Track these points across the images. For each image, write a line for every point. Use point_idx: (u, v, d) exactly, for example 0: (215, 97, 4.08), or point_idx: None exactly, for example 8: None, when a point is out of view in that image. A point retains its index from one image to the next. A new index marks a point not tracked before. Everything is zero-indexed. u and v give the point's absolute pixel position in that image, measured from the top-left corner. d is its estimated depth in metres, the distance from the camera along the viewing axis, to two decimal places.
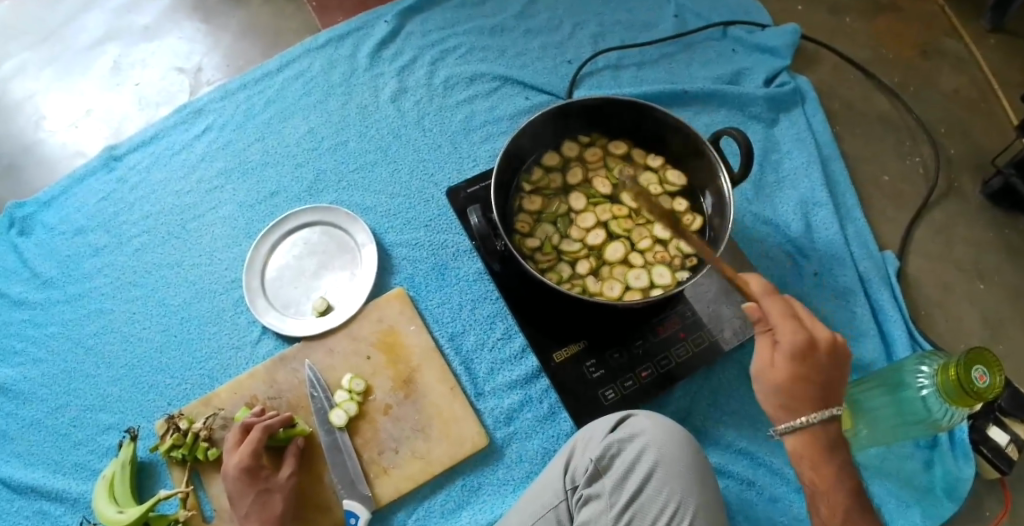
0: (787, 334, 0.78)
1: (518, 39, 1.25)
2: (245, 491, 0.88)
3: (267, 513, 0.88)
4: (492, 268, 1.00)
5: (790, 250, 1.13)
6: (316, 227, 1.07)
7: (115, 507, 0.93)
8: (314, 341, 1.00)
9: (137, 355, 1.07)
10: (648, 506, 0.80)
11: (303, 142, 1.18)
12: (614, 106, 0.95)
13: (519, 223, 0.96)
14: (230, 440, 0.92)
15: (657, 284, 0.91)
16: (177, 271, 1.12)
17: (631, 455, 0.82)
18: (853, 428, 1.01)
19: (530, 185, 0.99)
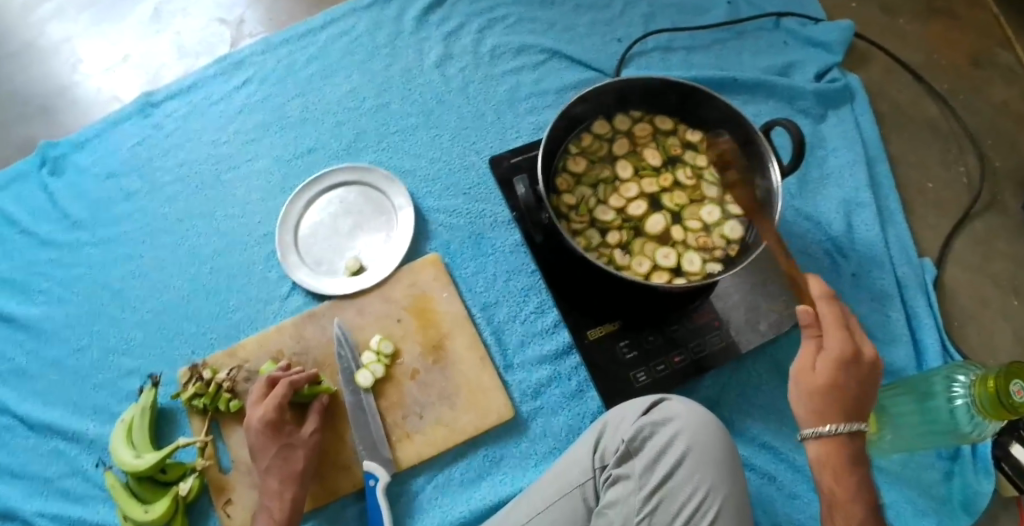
0: (835, 341, 0.76)
1: (568, 13, 1.15)
2: (267, 445, 0.87)
3: (289, 469, 0.87)
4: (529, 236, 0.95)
5: (830, 249, 1.10)
6: (353, 187, 1.03)
7: (132, 452, 0.93)
8: (346, 302, 0.97)
9: (165, 303, 1.04)
10: (678, 491, 0.79)
11: (344, 103, 1.10)
12: (678, 89, 0.93)
13: (559, 182, 0.95)
14: (255, 393, 0.91)
15: (684, 270, 0.90)
16: (211, 222, 1.07)
17: (664, 438, 0.81)
18: (877, 433, 1.01)
19: (578, 147, 0.97)
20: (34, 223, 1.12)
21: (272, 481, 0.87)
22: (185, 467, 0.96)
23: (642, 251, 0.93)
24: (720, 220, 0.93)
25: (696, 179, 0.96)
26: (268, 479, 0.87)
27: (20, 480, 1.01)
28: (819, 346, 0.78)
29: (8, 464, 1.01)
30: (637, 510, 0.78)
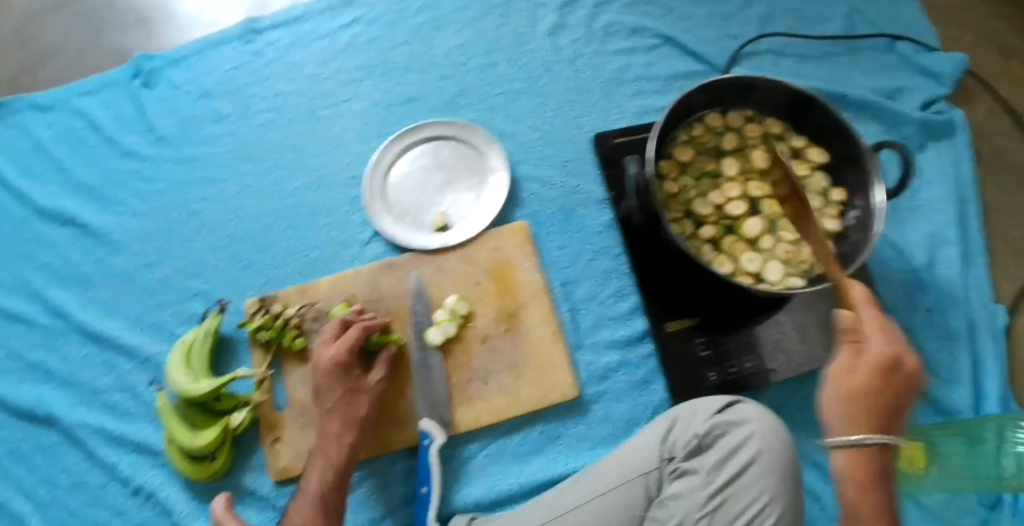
0: (879, 344, 0.68)
1: (686, 2, 1.14)
2: (333, 386, 0.87)
3: (353, 413, 0.87)
4: (621, 209, 0.96)
5: (910, 280, 1.07)
6: (449, 142, 1.02)
7: (190, 375, 0.93)
8: (428, 256, 0.97)
9: (240, 230, 1.04)
10: (743, 494, 0.77)
11: (452, 56, 1.10)
12: (810, 106, 0.92)
13: (665, 166, 0.94)
14: (326, 334, 0.91)
15: (765, 277, 0.88)
16: (298, 156, 1.07)
17: (736, 439, 0.80)
18: (923, 468, 0.98)
19: (688, 135, 0.96)
20: (118, 132, 1.13)
21: (332, 424, 0.86)
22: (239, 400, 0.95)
23: (729, 251, 0.93)
24: None
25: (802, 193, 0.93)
26: (328, 421, 0.86)
27: (69, 387, 1.02)
28: (856, 350, 0.70)
29: (59, 369, 1.03)
30: (700, 506, 0.77)
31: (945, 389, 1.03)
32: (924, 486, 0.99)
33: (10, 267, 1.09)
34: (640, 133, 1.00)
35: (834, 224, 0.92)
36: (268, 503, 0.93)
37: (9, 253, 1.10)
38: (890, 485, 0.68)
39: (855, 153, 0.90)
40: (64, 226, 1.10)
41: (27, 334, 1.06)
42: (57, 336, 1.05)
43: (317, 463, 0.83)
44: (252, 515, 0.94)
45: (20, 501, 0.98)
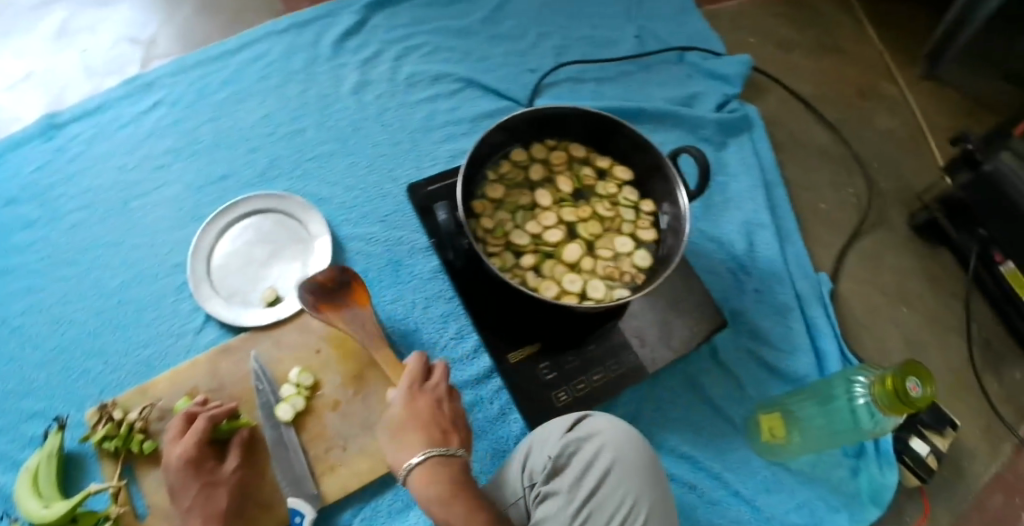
0: (404, 380, 0.89)
1: (483, 43, 1.17)
2: (188, 484, 0.84)
3: (212, 508, 0.83)
4: (446, 257, 0.97)
5: (734, 267, 1.16)
6: (269, 214, 1.01)
7: (40, 502, 0.87)
8: (263, 333, 0.95)
9: (67, 338, 0.99)
10: (605, 503, 0.82)
11: (258, 127, 1.08)
12: (607, 126, 0.97)
13: (478, 205, 0.96)
14: (171, 433, 0.87)
15: (588, 295, 0.94)
16: (117, 250, 1.03)
17: (588, 453, 0.85)
18: (785, 436, 1.05)
19: (497, 174, 0.99)
20: None
21: (194, 521, 0.82)
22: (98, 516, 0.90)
23: (552, 274, 0.96)
24: (630, 250, 0.99)
25: (614, 210, 1.01)
26: (188, 520, 0.82)
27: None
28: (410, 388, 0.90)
29: None
30: (568, 524, 0.82)
31: (786, 361, 1.10)
32: (792, 453, 1.05)
33: None
34: (453, 177, 1.00)
35: (645, 234, 1.00)
36: None
37: None
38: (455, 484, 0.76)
39: (654, 163, 0.95)
40: None
41: None
42: None
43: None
44: None
45: None
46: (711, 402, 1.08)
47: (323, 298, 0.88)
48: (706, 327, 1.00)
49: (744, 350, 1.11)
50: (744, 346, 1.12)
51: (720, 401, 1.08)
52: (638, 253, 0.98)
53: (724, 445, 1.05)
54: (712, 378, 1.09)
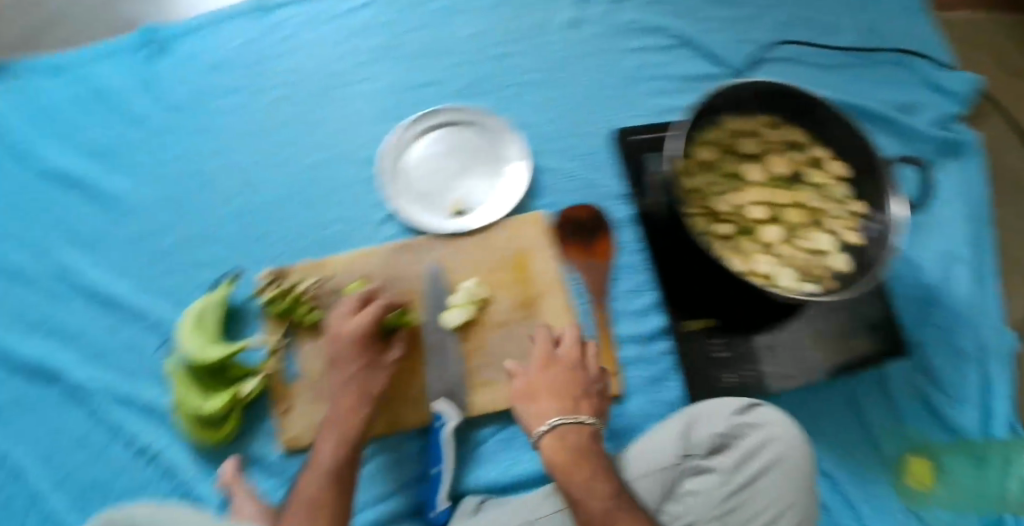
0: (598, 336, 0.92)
1: (703, 5, 1.08)
2: (348, 357, 0.85)
3: (372, 387, 0.85)
4: (642, 206, 0.95)
5: (921, 296, 1.06)
6: (472, 126, 0.97)
7: (202, 344, 0.90)
8: (443, 241, 0.93)
9: (250, 204, 0.99)
10: (763, 495, 0.80)
11: (472, 41, 1.03)
12: (827, 117, 0.93)
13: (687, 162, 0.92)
14: (342, 308, 0.88)
15: (775, 281, 0.89)
16: (312, 130, 1.00)
17: (754, 442, 0.81)
18: (930, 485, 0.99)
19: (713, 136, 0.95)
20: (130, 98, 1.08)
21: (346, 397, 0.83)
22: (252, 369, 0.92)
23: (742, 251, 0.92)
24: (829, 250, 0.92)
25: (819, 203, 0.95)
26: (343, 394, 0.84)
27: (74, 344, 1.01)
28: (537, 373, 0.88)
29: (66, 327, 1.01)
30: (716, 504, 0.80)
31: (954, 408, 1.02)
32: (933, 505, 0.98)
33: (21, 227, 1.06)
34: (667, 132, 0.97)
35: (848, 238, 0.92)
36: (279, 471, 0.94)
37: (15, 213, 1.06)
38: (586, 460, 0.78)
39: (869, 163, 0.90)
40: (71, 190, 1.06)
41: (32, 293, 1.03)
42: (63, 298, 1.03)
43: (331, 439, 0.80)
44: (263, 482, 0.93)
45: (16, 457, 0.97)
46: (864, 424, 1.02)
47: (572, 235, 0.94)
48: (884, 347, 0.97)
49: (913, 387, 1.03)
50: (914, 383, 1.03)
51: (876, 427, 1.01)
52: (837, 256, 0.91)
53: (870, 476, 0.99)
54: (873, 406, 1.02)
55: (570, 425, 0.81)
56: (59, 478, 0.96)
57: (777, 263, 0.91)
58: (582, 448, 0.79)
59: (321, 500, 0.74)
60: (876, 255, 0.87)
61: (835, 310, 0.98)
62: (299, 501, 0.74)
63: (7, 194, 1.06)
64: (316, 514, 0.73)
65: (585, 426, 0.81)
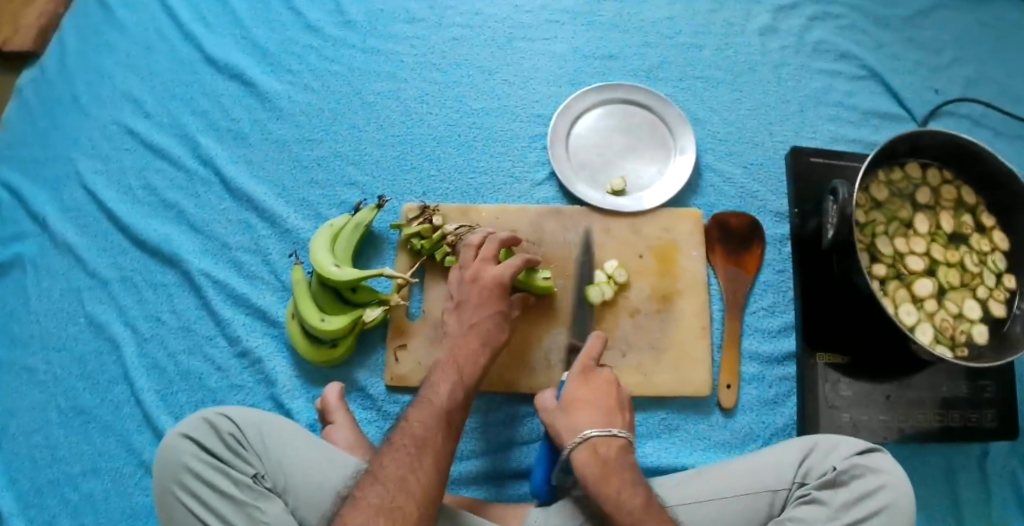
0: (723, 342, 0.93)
1: (898, 42, 1.11)
2: (476, 299, 0.84)
3: (492, 334, 0.82)
4: (803, 226, 0.95)
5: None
6: (647, 111, 1.01)
7: (333, 260, 0.88)
8: (598, 215, 0.95)
9: (413, 133, 1.02)
10: None
11: (659, 27, 1.08)
12: (1008, 187, 0.90)
13: (861, 196, 0.91)
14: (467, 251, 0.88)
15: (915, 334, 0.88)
16: (487, 78, 1.04)
17: (871, 485, 0.75)
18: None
19: (889, 177, 0.94)
20: (304, 5, 1.09)
21: (471, 340, 0.82)
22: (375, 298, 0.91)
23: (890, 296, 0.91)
24: (974, 317, 0.90)
25: (980, 268, 0.92)
26: (467, 335, 0.82)
27: (197, 233, 0.98)
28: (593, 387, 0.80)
29: (193, 215, 0.99)
30: None
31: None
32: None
33: (163, 106, 1.05)
34: (841, 161, 0.98)
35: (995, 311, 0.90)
36: (380, 407, 0.90)
37: (166, 90, 1.06)
38: (620, 472, 0.72)
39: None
40: (227, 79, 1.06)
41: (166, 172, 1.02)
42: (198, 184, 1.01)
43: (449, 379, 0.77)
44: (360, 413, 0.90)
45: (120, 330, 0.94)
46: (955, 499, 0.95)
47: (720, 238, 0.96)
48: (1008, 426, 0.92)
49: (1007, 471, 0.97)
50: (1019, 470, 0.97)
51: (965, 504, 0.95)
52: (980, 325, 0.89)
53: None
54: (976, 486, 0.96)
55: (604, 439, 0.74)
56: (155, 363, 0.93)
57: (922, 317, 0.90)
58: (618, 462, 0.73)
59: (432, 437, 0.70)
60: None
61: (961, 375, 0.93)
62: (409, 431, 0.70)
63: (162, 70, 1.07)
64: (423, 449, 0.69)
65: (616, 439, 0.74)
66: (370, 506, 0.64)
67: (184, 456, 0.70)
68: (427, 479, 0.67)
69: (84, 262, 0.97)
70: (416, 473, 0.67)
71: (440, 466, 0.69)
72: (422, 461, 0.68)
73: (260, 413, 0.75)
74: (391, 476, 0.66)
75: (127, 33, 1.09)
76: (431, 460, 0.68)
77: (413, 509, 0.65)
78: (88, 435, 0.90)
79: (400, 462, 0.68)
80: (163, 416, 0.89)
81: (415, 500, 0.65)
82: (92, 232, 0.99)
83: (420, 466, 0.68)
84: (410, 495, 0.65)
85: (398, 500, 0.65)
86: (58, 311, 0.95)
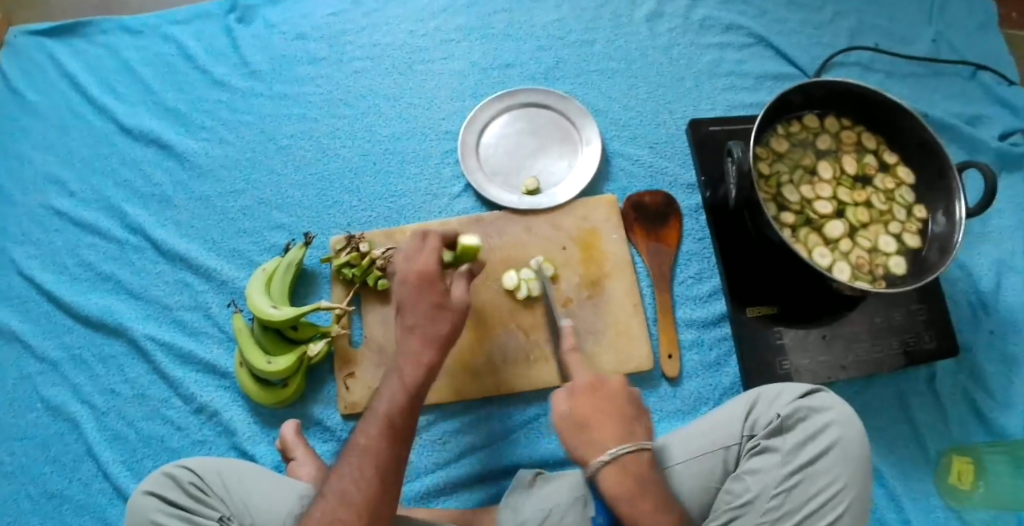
0: (661, 322, 0.96)
1: (780, 6, 1.17)
2: (418, 298, 0.79)
3: None
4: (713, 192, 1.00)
5: (974, 301, 1.03)
6: (548, 110, 1.06)
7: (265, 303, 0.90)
8: (516, 216, 0.99)
9: (330, 168, 1.05)
10: (818, 476, 0.76)
11: (550, 29, 1.13)
12: (903, 124, 0.95)
13: (762, 151, 0.96)
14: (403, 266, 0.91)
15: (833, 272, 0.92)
16: (394, 105, 1.09)
17: (815, 424, 0.78)
18: (971, 485, 0.93)
19: (788, 130, 0.99)
20: (209, 62, 1.13)
21: None
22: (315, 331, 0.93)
23: (803, 241, 0.95)
24: (889, 251, 0.94)
25: (887, 205, 0.97)
26: (408, 338, 0.78)
27: (138, 300, 1.01)
28: (600, 393, 0.75)
29: (131, 283, 1.01)
30: (777, 483, 0.77)
31: (996, 410, 0.97)
32: (974, 506, 0.93)
33: (88, 183, 1.08)
34: (736, 125, 1.03)
35: (907, 243, 0.94)
36: (339, 437, 0.92)
37: (89, 168, 1.09)
38: (652, 495, 0.70)
39: (939, 168, 0.93)
40: (146, 147, 1.09)
41: (99, 247, 1.04)
42: (132, 252, 1.03)
43: (395, 385, 0.75)
44: (321, 447, 0.92)
45: (77, 408, 0.96)
46: (911, 423, 0.98)
47: (639, 217, 1.00)
48: (942, 343, 0.95)
49: (957, 389, 0.99)
50: (966, 385, 0.99)
51: (922, 426, 0.98)
52: (894, 258, 0.93)
53: (927, 476, 0.95)
54: (930, 409, 0.99)
55: (630, 456, 0.71)
56: (116, 434, 0.94)
57: (838, 257, 0.94)
58: (645, 478, 0.71)
59: (374, 446, 0.72)
60: (936, 262, 0.90)
61: (890, 304, 0.96)
62: (352, 445, 0.73)
63: (82, 148, 1.10)
64: (362, 461, 0.71)
65: (642, 452, 0.72)
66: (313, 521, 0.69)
67: (149, 512, 0.71)
68: (365, 490, 0.69)
69: (32, 348, 0.99)
70: (356, 484, 0.70)
71: (382, 472, 0.71)
72: (361, 471, 0.71)
73: (217, 460, 0.77)
74: (334, 491, 0.70)
75: (42, 120, 1.12)
76: (371, 469, 0.70)
77: (353, 520, 0.68)
78: (61, 518, 0.91)
79: (343, 475, 0.71)
80: (131, 485, 0.91)
81: (353, 512, 0.68)
82: (35, 317, 1.01)
83: (361, 476, 0.70)
84: (348, 505, 0.68)
85: (338, 513, 0.68)
86: (13, 401, 0.97)
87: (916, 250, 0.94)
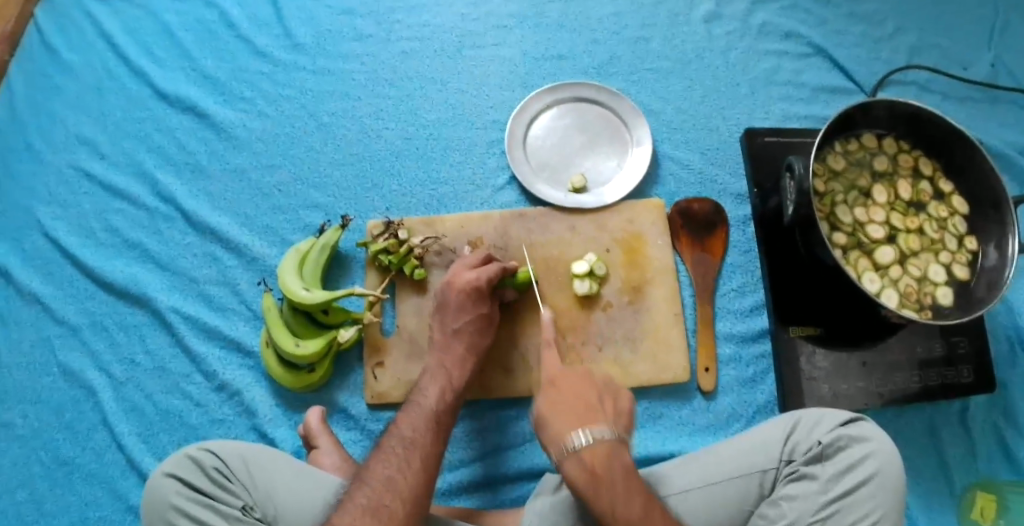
0: (701, 334, 0.94)
1: (841, 17, 1.13)
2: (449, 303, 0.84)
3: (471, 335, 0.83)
4: (765, 204, 0.97)
5: (1012, 339, 1.01)
6: (599, 107, 1.02)
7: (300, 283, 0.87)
8: (560, 214, 0.96)
9: (370, 150, 1.02)
10: (855, 508, 0.74)
11: (606, 22, 1.09)
12: (965, 152, 0.92)
13: (819, 168, 0.93)
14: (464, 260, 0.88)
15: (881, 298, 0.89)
16: (441, 90, 1.05)
17: (857, 455, 0.76)
18: (993, 522, 0.93)
19: (846, 148, 0.96)
20: (252, 31, 1.09)
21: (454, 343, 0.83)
22: (347, 317, 0.91)
23: (853, 264, 0.92)
24: (937, 282, 0.92)
25: (940, 234, 0.94)
26: (451, 340, 0.83)
27: (164, 270, 0.98)
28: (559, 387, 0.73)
29: (158, 252, 0.98)
30: (813, 511, 0.75)
31: None
32: None
33: (118, 145, 1.05)
34: (791, 138, 1.01)
35: (957, 275, 0.92)
36: (362, 427, 0.90)
37: (119, 129, 1.05)
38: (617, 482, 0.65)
39: (994, 199, 0.91)
40: (181, 112, 1.06)
41: (126, 212, 1.01)
42: (160, 220, 1.00)
43: (438, 383, 0.79)
44: (344, 435, 0.90)
45: (95, 376, 0.93)
46: (941, 457, 0.96)
47: (685, 225, 0.97)
48: (983, 378, 0.93)
49: (989, 426, 0.97)
50: (998, 422, 0.98)
51: (952, 460, 0.96)
52: (943, 289, 0.91)
53: (952, 511, 0.94)
54: (960, 443, 0.97)
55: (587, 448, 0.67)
56: (134, 406, 0.92)
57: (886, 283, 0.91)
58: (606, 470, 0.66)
59: (421, 438, 0.72)
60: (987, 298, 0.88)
61: (934, 335, 0.94)
62: (396, 434, 0.72)
63: (114, 108, 1.07)
64: (410, 451, 0.71)
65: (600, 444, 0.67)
66: (358, 507, 0.66)
67: (170, 495, 0.69)
68: (412, 479, 0.68)
69: (52, 310, 0.96)
70: (403, 472, 0.69)
71: (430, 463, 0.70)
72: (409, 459, 0.70)
73: (243, 444, 0.74)
74: (378, 477, 0.68)
75: (74, 76, 1.08)
76: (419, 460, 0.70)
77: (400, 507, 0.66)
78: (73, 486, 0.89)
79: (387, 463, 0.69)
80: (147, 459, 0.89)
81: (401, 499, 0.67)
82: (57, 279, 0.98)
83: (408, 466, 0.69)
84: (396, 493, 0.67)
85: (385, 500, 0.66)
86: (29, 364, 0.94)
87: (965, 282, 0.91)
